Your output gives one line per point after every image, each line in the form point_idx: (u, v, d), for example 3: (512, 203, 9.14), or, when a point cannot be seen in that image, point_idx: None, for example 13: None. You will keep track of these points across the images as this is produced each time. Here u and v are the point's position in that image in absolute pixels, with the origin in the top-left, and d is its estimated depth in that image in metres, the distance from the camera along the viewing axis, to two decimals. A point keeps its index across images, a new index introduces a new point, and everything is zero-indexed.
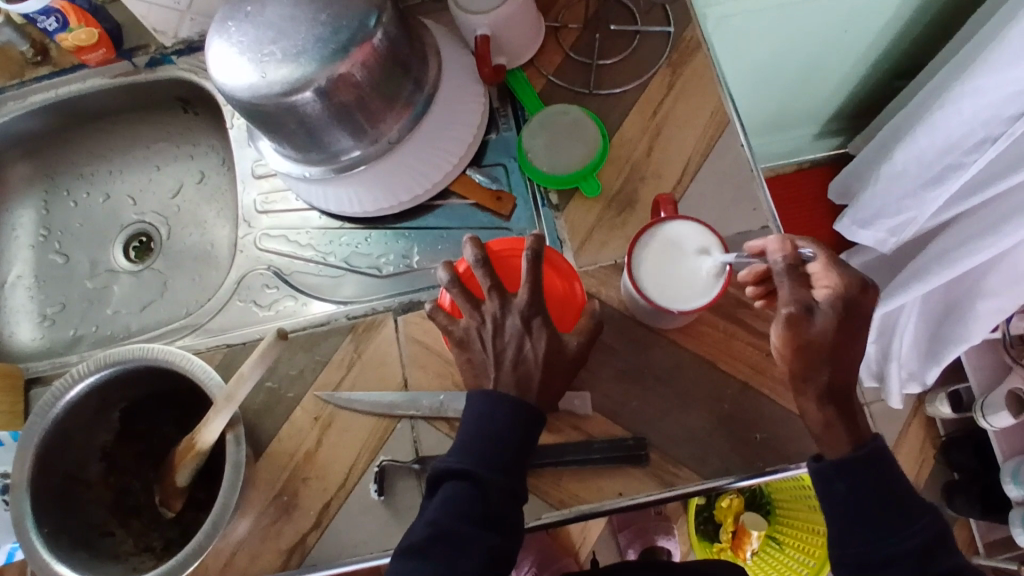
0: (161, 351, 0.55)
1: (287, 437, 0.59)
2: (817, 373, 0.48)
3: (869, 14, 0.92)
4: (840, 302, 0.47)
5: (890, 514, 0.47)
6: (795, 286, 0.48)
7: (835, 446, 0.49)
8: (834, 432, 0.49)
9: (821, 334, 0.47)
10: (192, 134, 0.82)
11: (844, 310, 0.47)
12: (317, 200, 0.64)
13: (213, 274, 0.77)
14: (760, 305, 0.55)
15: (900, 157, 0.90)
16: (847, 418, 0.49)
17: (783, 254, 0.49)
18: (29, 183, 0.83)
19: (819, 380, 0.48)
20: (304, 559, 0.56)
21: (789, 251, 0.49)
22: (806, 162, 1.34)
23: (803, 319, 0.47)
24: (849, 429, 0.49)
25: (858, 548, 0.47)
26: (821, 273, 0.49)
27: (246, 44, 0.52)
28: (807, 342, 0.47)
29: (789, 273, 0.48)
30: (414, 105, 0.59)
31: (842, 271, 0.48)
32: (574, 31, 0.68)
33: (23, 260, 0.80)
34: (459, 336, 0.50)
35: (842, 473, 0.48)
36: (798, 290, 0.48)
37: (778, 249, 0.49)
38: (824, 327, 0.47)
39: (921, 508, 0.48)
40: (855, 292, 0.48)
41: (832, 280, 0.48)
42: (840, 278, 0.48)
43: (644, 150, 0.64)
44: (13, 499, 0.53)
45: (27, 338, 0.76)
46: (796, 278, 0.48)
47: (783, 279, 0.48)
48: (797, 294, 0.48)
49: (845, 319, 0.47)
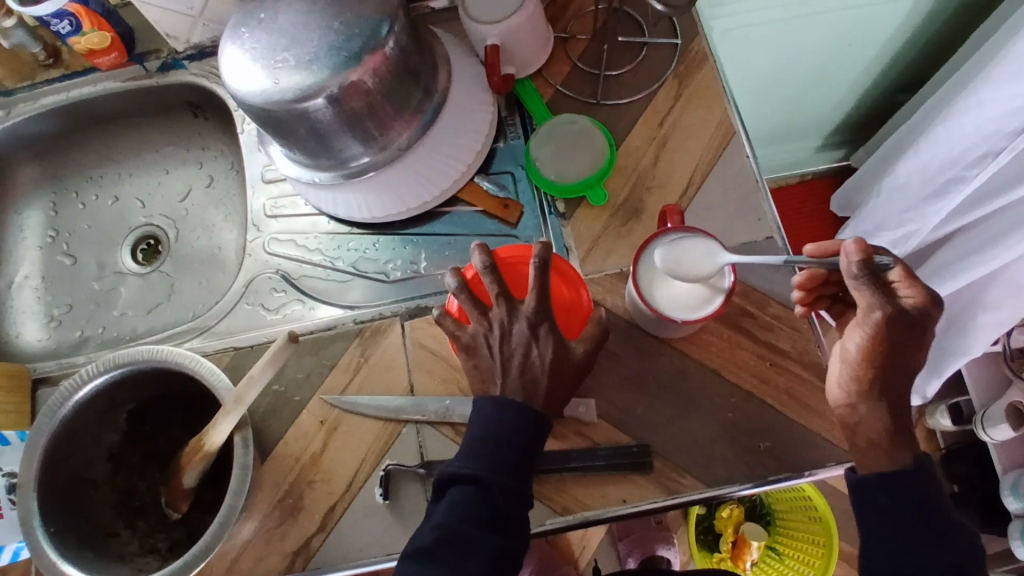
0: (170, 352, 0.55)
1: (293, 440, 0.59)
2: (888, 381, 0.49)
3: (872, 29, 0.93)
4: (921, 315, 0.46)
5: (926, 528, 0.47)
6: (876, 291, 0.46)
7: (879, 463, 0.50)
8: (885, 443, 0.50)
9: (897, 340, 0.47)
10: (201, 137, 0.83)
11: (923, 322, 0.47)
12: (326, 205, 0.65)
13: (219, 277, 0.77)
14: (800, 310, 0.56)
15: (903, 169, 0.93)
16: (902, 433, 0.50)
17: (857, 259, 0.45)
18: (38, 185, 0.83)
19: (887, 390, 0.49)
20: (308, 562, 0.56)
21: (865, 256, 0.45)
22: (808, 174, 1.33)
23: (884, 322, 0.46)
24: (889, 446, 0.49)
25: (886, 560, 0.47)
26: (904, 283, 0.47)
27: (259, 51, 0.53)
28: (885, 343, 0.47)
29: (867, 281, 0.46)
30: (424, 112, 0.60)
31: (926, 284, 0.46)
32: (583, 42, 0.69)
33: (31, 260, 0.81)
34: (464, 341, 0.51)
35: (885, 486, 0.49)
36: (880, 297, 0.46)
37: (853, 253, 0.45)
38: (905, 331, 0.47)
39: (952, 525, 0.47)
40: (936, 308, 0.46)
41: (916, 292, 0.46)
42: (924, 289, 0.46)
43: (651, 160, 0.64)
44: (19, 499, 0.53)
45: (33, 338, 0.77)
46: (876, 286, 0.46)
47: (863, 286, 0.46)
48: (879, 300, 0.46)
49: (922, 329, 0.47)
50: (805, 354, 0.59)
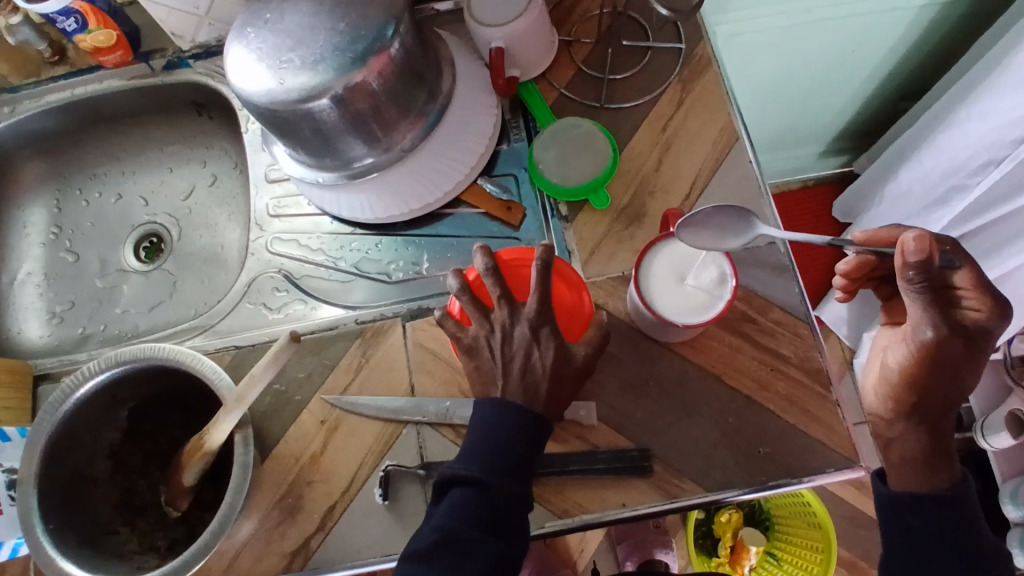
0: (173, 351, 0.55)
1: (293, 440, 0.59)
2: (931, 401, 0.51)
3: (876, 37, 0.94)
4: (980, 330, 0.47)
5: (941, 545, 0.50)
6: (933, 309, 0.47)
7: (912, 481, 0.52)
8: (913, 464, 0.52)
9: (948, 359, 0.48)
10: (205, 136, 0.83)
11: (981, 336, 0.47)
12: (330, 206, 0.65)
13: (222, 275, 0.77)
14: (840, 298, 0.57)
15: (904, 178, 0.93)
16: (939, 453, 0.51)
17: (919, 259, 0.43)
18: (42, 181, 0.83)
19: (926, 407, 0.51)
20: (307, 562, 0.56)
21: (926, 257, 0.43)
22: (811, 179, 1.35)
23: (936, 341, 0.48)
24: (921, 468, 0.51)
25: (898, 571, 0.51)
26: (970, 292, 0.46)
27: (265, 51, 0.53)
28: (935, 362, 0.49)
29: (924, 298, 0.46)
30: (428, 114, 0.60)
31: (993, 294, 0.45)
32: (587, 46, 0.69)
33: (34, 257, 0.81)
34: (465, 343, 0.51)
35: (915, 508, 0.51)
36: (937, 314, 0.47)
37: (914, 252, 0.43)
38: (959, 349, 0.48)
39: (973, 539, 0.50)
40: (999, 319, 0.46)
41: (981, 304, 0.46)
42: (990, 300, 0.45)
43: (654, 164, 0.64)
44: (19, 495, 0.53)
45: (34, 335, 0.77)
46: (933, 302, 0.46)
47: (918, 301, 0.47)
48: (935, 317, 0.47)
49: (979, 342, 0.47)
50: (806, 360, 0.59)
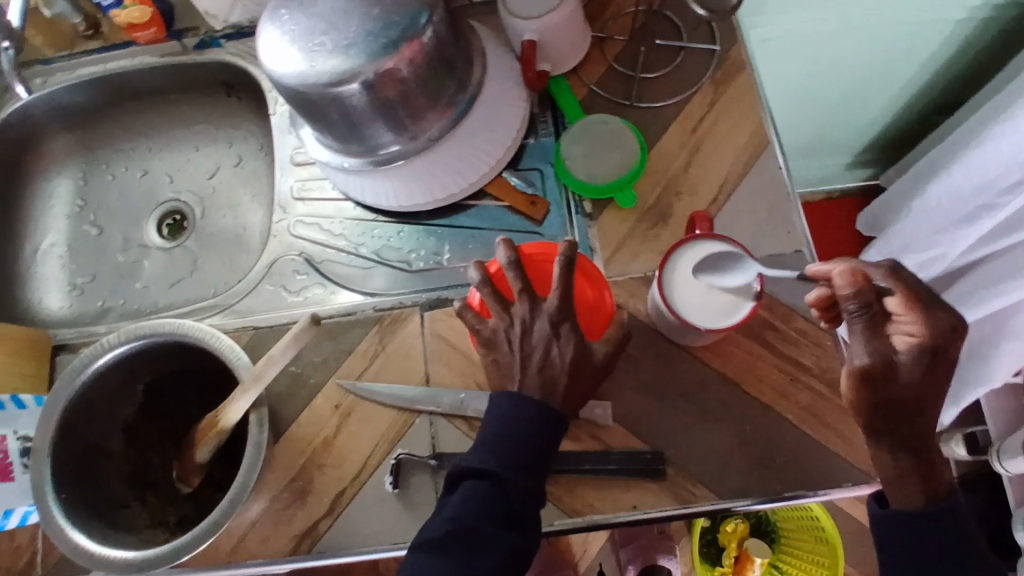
0: (192, 328, 0.55)
1: (307, 423, 0.59)
2: (899, 427, 0.48)
3: (914, 48, 0.92)
4: (922, 356, 0.45)
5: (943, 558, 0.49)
6: (869, 338, 0.46)
7: (906, 498, 0.50)
8: (905, 483, 0.50)
9: (897, 389, 0.46)
10: (233, 117, 0.83)
11: (927, 362, 0.45)
12: (354, 191, 0.65)
13: (244, 256, 0.78)
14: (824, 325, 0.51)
15: (934, 192, 0.92)
16: (920, 472, 0.50)
17: (852, 292, 0.43)
18: (69, 154, 0.84)
19: (897, 432, 0.48)
20: (314, 545, 0.56)
21: (862, 291, 0.43)
22: (835, 191, 1.33)
23: (878, 373, 0.46)
24: (899, 487, 0.50)
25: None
26: (906, 316, 0.45)
27: (298, 33, 0.53)
28: (882, 394, 0.46)
29: (860, 326, 0.45)
30: (456, 104, 0.60)
31: (932, 316, 0.44)
32: (620, 43, 0.69)
33: (57, 228, 0.82)
34: (484, 335, 0.51)
35: (912, 523, 0.50)
36: (872, 342, 0.45)
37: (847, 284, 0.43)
38: (904, 379, 0.46)
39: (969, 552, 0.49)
40: (941, 341, 0.44)
41: (917, 327, 0.45)
42: (928, 325, 0.44)
43: (682, 165, 0.64)
44: (33, 463, 0.54)
45: (55, 306, 0.77)
46: (869, 328, 0.45)
47: (856, 328, 0.45)
48: (871, 347, 0.45)
49: (928, 369, 0.45)
50: (827, 371, 0.58)
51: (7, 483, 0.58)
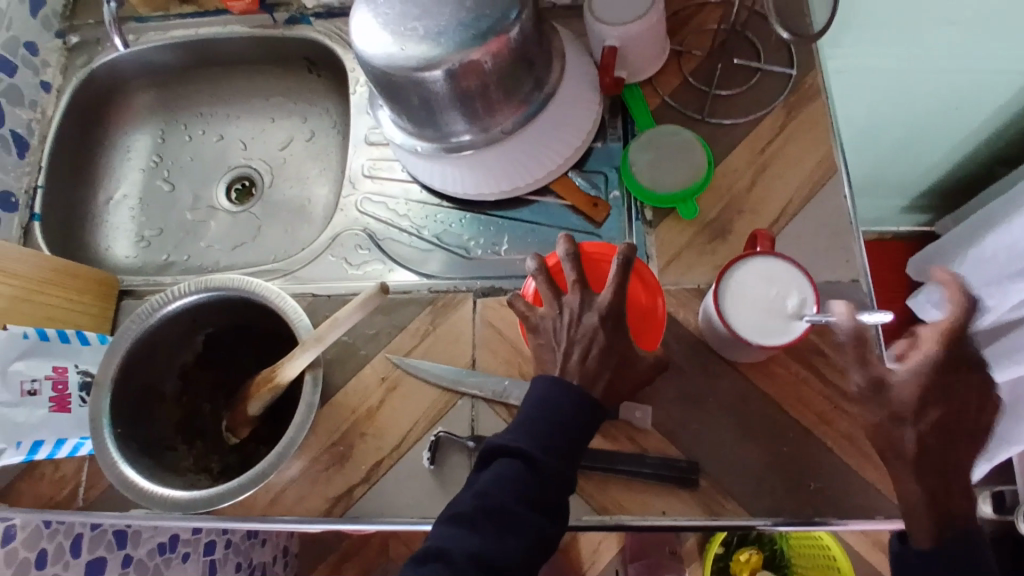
0: (259, 286, 0.58)
1: (353, 392, 0.61)
2: (903, 446, 0.48)
3: (990, 97, 0.91)
4: (925, 375, 0.49)
5: None
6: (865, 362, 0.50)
7: (919, 533, 0.48)
8: (918, 513, 0.48)
9: (898, 405, 0.49)
10: (311, 94, 0.86)
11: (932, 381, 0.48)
12: (422, 174, 0.67)
13: (306, 228, 0.80)
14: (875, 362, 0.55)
15: (993, 242, 0.90)
16: (940, 504, 0.47)
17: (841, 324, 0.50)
18: (151, 112, 0.88)
19: (903, 451, 0.49)
20: (348, 510, 0.58)
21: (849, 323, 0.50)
22: (887, 233, 1.31)
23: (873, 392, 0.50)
24: (914, 515, 0.49)
25: None
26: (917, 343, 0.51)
27: (390, 17, 0.55)
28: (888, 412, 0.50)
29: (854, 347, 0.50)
30: (531, 103, 0.61)
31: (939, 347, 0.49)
32: (697, 58, 0.70)
33: (132, 181, 0.85)
34: (537, 325, 0.52)
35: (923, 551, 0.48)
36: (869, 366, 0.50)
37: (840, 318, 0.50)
38: (904, 396, 0.49)
39: None
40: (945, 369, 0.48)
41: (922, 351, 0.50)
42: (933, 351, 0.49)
43: (747, 184, 0.64)
44: (94, 395, 0.56)
45: (122, 254, 0.81)
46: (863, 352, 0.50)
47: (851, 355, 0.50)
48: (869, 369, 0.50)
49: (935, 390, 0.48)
50: None
51: (65, 415, 0.60)
